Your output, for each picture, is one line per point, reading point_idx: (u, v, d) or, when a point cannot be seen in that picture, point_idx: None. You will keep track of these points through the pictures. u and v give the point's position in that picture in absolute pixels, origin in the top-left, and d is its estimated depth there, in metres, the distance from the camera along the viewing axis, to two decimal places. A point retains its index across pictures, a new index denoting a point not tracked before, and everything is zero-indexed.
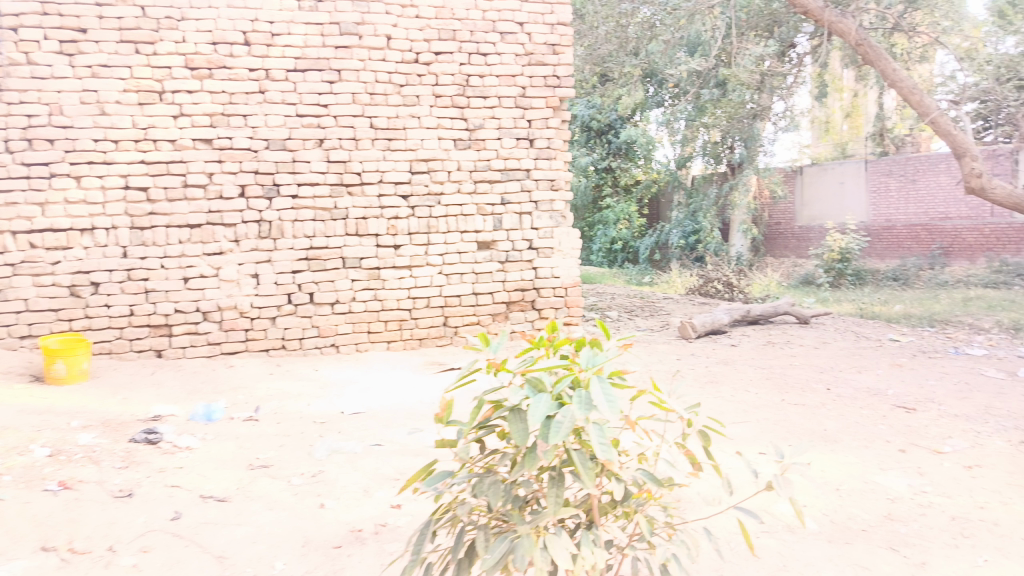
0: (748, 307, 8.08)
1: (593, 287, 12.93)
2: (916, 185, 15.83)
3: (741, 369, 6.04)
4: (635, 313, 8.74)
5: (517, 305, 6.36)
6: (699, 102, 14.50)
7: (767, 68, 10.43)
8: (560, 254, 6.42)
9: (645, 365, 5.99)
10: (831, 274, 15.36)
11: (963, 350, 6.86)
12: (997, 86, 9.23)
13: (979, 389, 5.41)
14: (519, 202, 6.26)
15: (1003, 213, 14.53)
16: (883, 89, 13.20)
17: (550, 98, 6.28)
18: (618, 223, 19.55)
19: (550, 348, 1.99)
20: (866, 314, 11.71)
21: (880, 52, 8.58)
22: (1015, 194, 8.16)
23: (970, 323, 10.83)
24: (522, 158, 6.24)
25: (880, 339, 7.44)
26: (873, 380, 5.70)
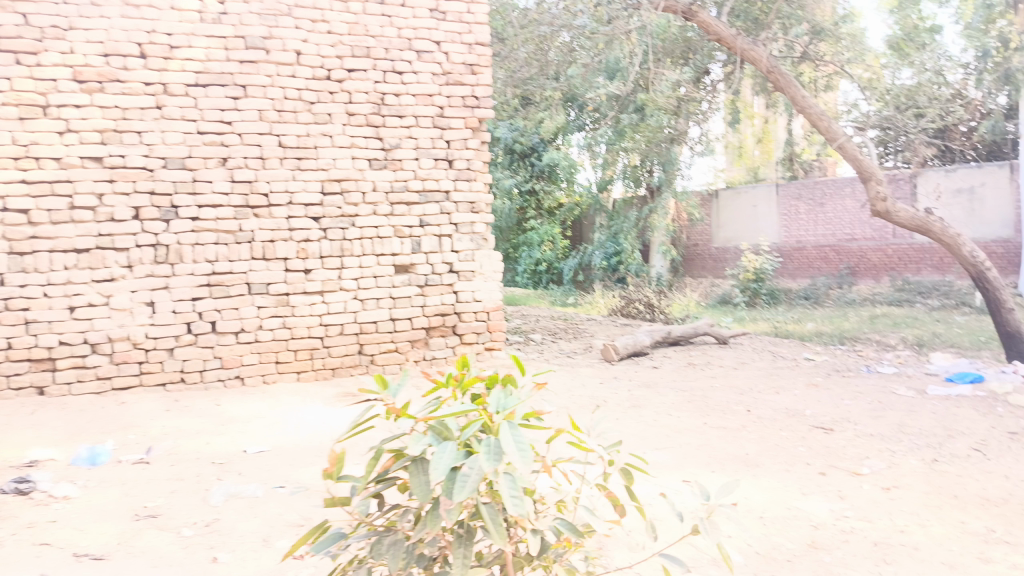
0: (669, 328, 8.10)
1: (517, 310, 12.84)
2: (824, 208, 16.46)
3: (664, 392, 5.98)
4: (558, 336, 8.65)
5: (437, 330, 6.12)
6: (619, 126, 14.72)
7: (684, 94, 10.69)
8: (481, 277, 6.24)
9: (568, 391, 5.87)
10: (746, 293, 15.77)
11: (873, 368, 7.04)
12: (897, 114, 9.70)
13: (891, 407, 5.51)
14: (439, 224, 6.06)
15: (904, 234, 15.24)
16: (791, 116, 13.72)
17: (468, 118, 6.14)
18: (542, 245, 19.90)
19: (458, 389, 1.81)
20: (781, 332, 12.03)
21: (790, 79, 8.84)
22: (917, 216, 8.49)
23: (877, 340, 11.26)
24: (441, 179, 6.05)
25: (796, 358, 7.57)
26: (792, 400, 5.73)
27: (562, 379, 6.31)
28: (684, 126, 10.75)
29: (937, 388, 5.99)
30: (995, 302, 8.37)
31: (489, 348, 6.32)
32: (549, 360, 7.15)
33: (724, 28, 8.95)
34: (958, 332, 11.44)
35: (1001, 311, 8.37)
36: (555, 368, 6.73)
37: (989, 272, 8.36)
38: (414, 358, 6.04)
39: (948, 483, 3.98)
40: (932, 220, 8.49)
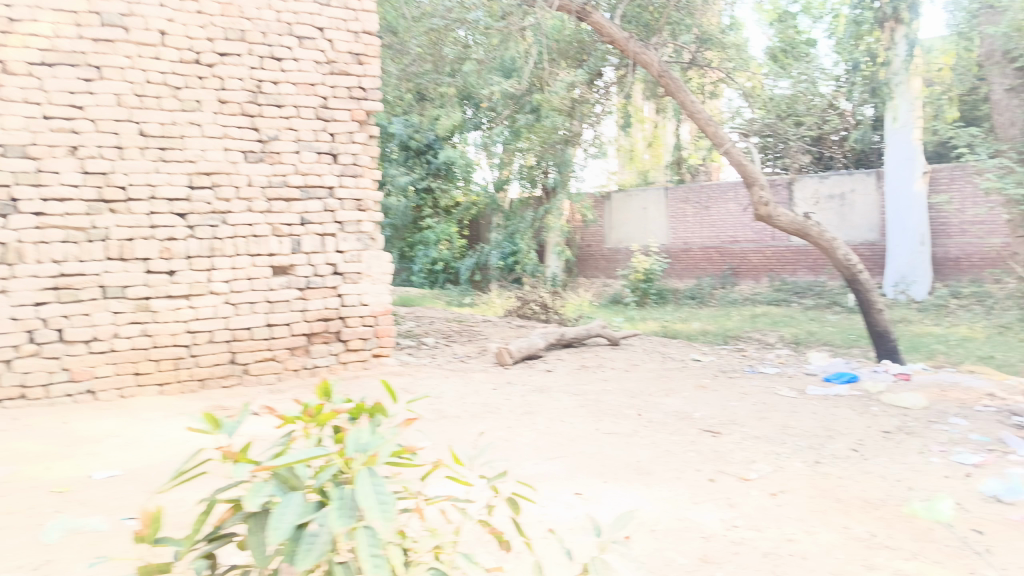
0: (563, 330, 8.03)
1: (410, 311, 12.49)
2: (709, 211, 17.04)
3: (557, 396, 5.85)
4: (451, 338, 8.41)
5: (320, 336, 5.74)
6: (514, 126, 14.66)
7: (578, 95, 10.74)
8: (368, 279, 5.91)
9: (459, 398, 5.55)
10: (637, 293, 16.08)
11: (757, 368, 7.22)
12: (778, 122, 10.08)
13: (776, 409, 5.60)
14: (322, 223, 5.68)
15: (782, 237, 15.92)
16: (679, 120, 14.06)
17: (355, 110, 5.80)
18: (439, 244, 19.51)
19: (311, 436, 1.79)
20: (669, 332, 12.29)
21: (679, 84, 8.95)
22: (796, 220, 8.77)
23: (758, 338, 11.70)
24: (325, 174, 5.67)
25: (685, 359, 7.67)
26: (682, 403, 5.73)
27: (453, 383, 6.06)
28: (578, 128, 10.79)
29: (817, 388, 6.18)
30: (866, 303, 8.81)
31: (377, 354, 6.01)
32: (440, 364, 6.89)
33: (617, 30, 8.99)
34: (831, 330, 12.07)
35: (871, 312, 8.81)
36: (446, 373, 6.48)
37: (862, 274, 8.76)
38: (294, 367, 5.64)
39: (831, 486, 4.03)
40: (810, 224, 8.79)
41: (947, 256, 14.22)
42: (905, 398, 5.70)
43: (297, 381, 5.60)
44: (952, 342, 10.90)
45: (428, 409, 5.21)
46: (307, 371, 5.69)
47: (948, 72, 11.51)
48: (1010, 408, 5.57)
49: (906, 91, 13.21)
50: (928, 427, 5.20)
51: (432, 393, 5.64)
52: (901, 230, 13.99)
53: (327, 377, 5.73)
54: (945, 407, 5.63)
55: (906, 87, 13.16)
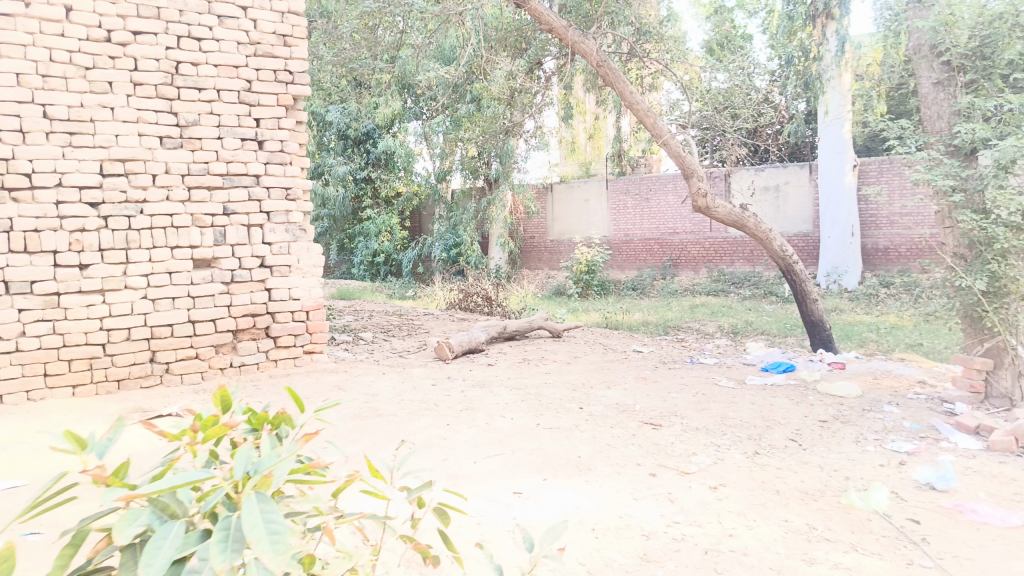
0: (504, 323, 7.90)
1: (349, 305, 12.18)
2: (649, 203, 17.16)
3: (497, 390, 5.71)
4: (389, 332, 8.18)
5: (247, 333, 5.46)
6: (456, 116, 14.48)
7: (518, 85, 10.64)
8: (298, 272, 5.65)
9: (396, 395, 5.35)
10: (580, 285, 16.10)
11: (697, 359, 7.23)
12: (716, 114, 10.18)
13: (715, 400, 5.59)
14: (247, 213, 5.40)
15: (720, 228, 16.16)
16: (620, 112, 14.11)
17: (281, 94, 5.52)
18: (380, 236, 18.99)
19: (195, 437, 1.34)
20: (611, 323, 12.31)
21: (618, 74, 8.91)
22: (734, 212, 8.83)
23: (698, 328, 11.84)
24: (250, 162, 5.39)
25: (626, 350, 7.64)
26: (623, 396, 5.67)
27: (389, 379, 5.86)
28: (519, 118, 10.67)
29: (756, 378, 6.22)
30: (801, 294, 8.95)
31: (309, 351, 5.77)
32: (377, 360, 6.67)
33: (556, 18, 8.90)
34: (768, 320, 12.30)
35: (806, 302, 8.96)
36: (382, 369, 6.26)
37: (797, 265, 8.91)
38: (219, 365, 5.35)
39: (770, 477, 4.02)
40: (747, 216, 8.87)
41: (876, 246, 14.68)
42: (840, 387, 5.78)
43: (223, 380, 5.31)
44: (883, 330, 11.24)
45: (362, 407, 5.00)
46: (234, 370, 5.41)
47: (876, 68, 11.89)
48: (938, 395, 5.70)
49: (837, 86, 13.82)
50: (862, 415, 5.29)
51: (367, 390, 5.42)
52: (832, 221, 14.35)
53: (255, 375, 5.45)
54: (878, 395, 5.73)
55: (837, 81, 13.77)
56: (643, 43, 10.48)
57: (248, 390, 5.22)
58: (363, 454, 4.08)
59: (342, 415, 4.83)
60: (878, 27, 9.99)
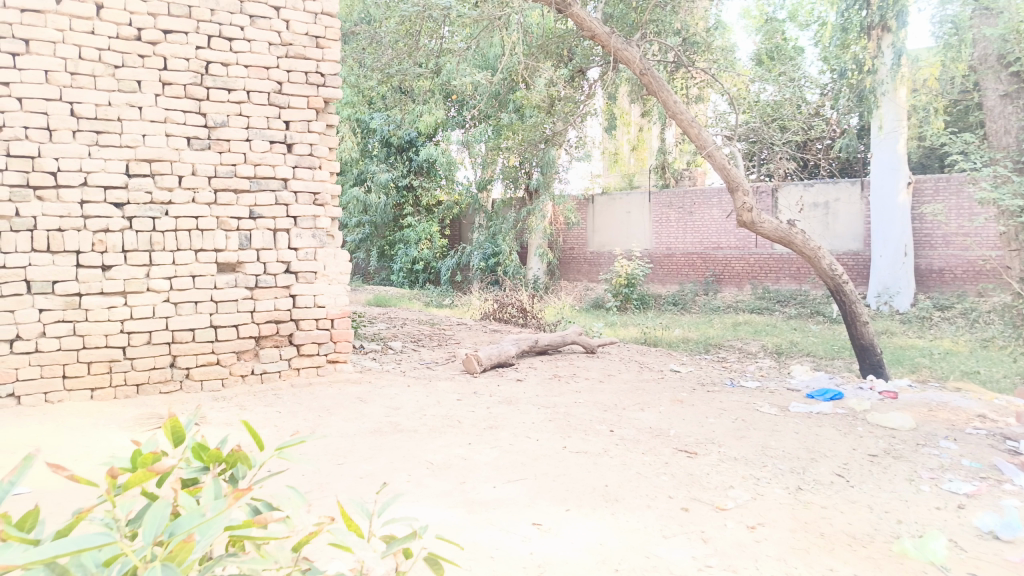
0: (536, 336, 7.65)
1: (384, 312, 12.09)
2: (692, 217, 16.75)
3: (525, 408, 5.46)
4: (419, 343, 7.99)
5: (270, 339, 5.32)
6: (499, 125, 14.40)
7: (559, 93, 10.41)
8: (324, 279, 5.50)
9: (419, 409, 5.14)
10: (618, 298, 15.78)
11: (737, 381, 6.86)
12: (764, 126, 9.82)
13: (756, 427, 5.25)
14: (273, 217, 5.27)
15: (765, 244, 15.68)
16: (665, 124, 13.83)
17: (312, 97, 5.40)
18: (420, 243, 18.93)
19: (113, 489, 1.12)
20: (649, 338, 11.95)
21: (662, 83, 8.61)
22: (781, 228, 8.44)
23: (739, 347, 11.42)
24: (278, 165, 5.27)
25: (662, 369, 7.32)
26: (657, 419, 5.37)
27: (413, 392, 5.66)
28: (560, 126, 10.43)
29: (800, 405, 5.84)
30: (850, 315, 8.50)
31: (332, 360, 5.61)
32: (404, 371, 6.48)
33: (598, 25, 8.68)
34: (814, 341, 11.82)
35: (855, 324, 8.51)
36: (408, 381, 6.06)
37: (847, 285, 8.47)
38: (240, 372, 5.22)
39: (814, 518, 3.69)
40: (795, 232, 8.47)
41: (931, 267, 14.04)
42: (893, 418, 5.38)
43: (243, 388, 5.18)
44: (936, 355, 10.68)
45: (384, 422, 4.81)
46: (255, 377, 5.27)
47: (933, 82, 11.41)
48: (1001, 431, 5.26)
49: (892, 100, 13.36)
50: (916, 450, 4.90)
51: (389, 403, 5.23)
52: (885, 240, 13.76)
53: (277, 384, 5.32)
54: (934, 428, 5.32)
55: (892, 94, 13.30)
56: (689, 53, 10.19)
57: (268, 399, 5.08)
58: (378, 474, 3.88)
59: (362, 430, 4.64)
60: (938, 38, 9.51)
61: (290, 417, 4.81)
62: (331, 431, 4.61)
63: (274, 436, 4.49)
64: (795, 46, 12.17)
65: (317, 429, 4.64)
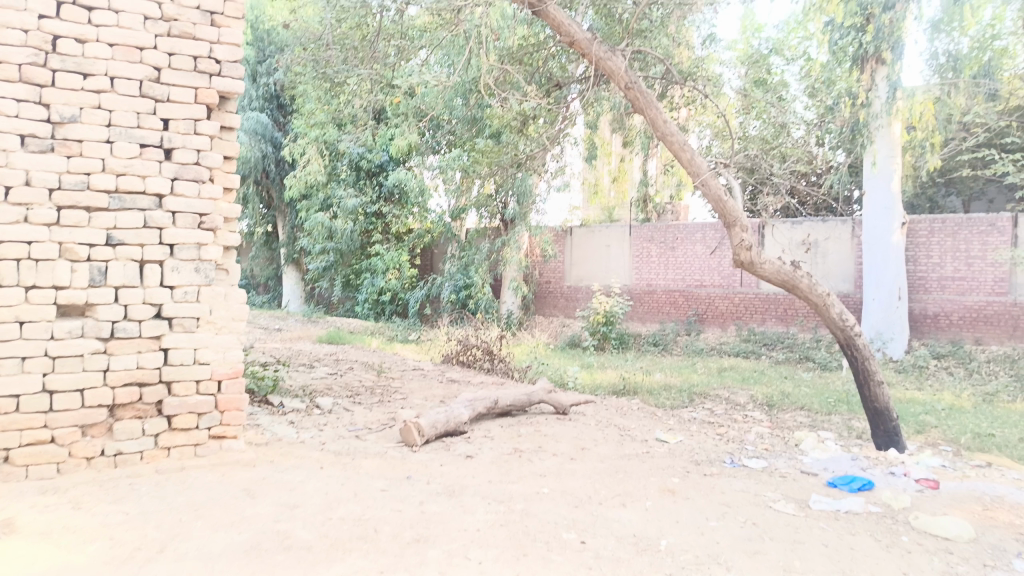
0: (496, 396, 6.34)
1: (332, 352, 10.73)
2: (675, 253, 15.63)
3: (470, 504, 4.15)
4: (357, 399, 6.65)
5: (129, 408, 3.97)
6: (473, 148, 13.26)
7: (530, 111, 9.29)
8: (209, 328, 4.18)
9: (325, 509, 3.81)
10: (596, 337, 14.63)
11: (737, 458, 5.58)
12: (763, 157, 8.76)
13: (772, 537, 3.98)
14: (140, 244, 3.95)
15: (751, 283, 14.60)
16: (647, 155, 12.83)
17: (202, 89, 4.14)
18: (387, 273, 17.62)
19: None
20: (628, 385, 10.64)
21: (650, 99, 7.43)
22: (783, 269, 7.23)
23: (727, 397, 10.26)
24: (150, 176, 3.98)
25: (646, 440, 6.05)
26: (641, 521, 4.09)
27: (325, 477, 4.33)
28: (536, 150, 9.21)
29: (823, 499, 4.58)
30: (862, 373, 7.27)
31: (217, 436, 4.24)
32: (324, 443, 5.13)
33: (577, 30, 7.54)
34: (807, 391, 10.60)
35: (868, 383, 7.30)
36: (323, 458, 4.73)
37: (859, 338, 7.24)
38: (86, 454, 3.87)
39: None
40: (800, 275, 7.25)
41: (925, 313, 12.92)
42: (946, 525, 4.14)
43: (86, 475, 3.82)
44: (942, 412, 9.49)
45: (266, 533, 3.47)
46: (106, 460, 3.92)
47: (929, 118, 11.09)
48: None
49: (885, 134, 12.21)
50: None
51: (286, 498, 3.89)
52: (877, 282, 12.61)
53: (136, 470, 3.95)
54: (1001, 539, 4.07)
55: (885, 129, 12.05)
56: (671, 89, 9.16)
57: (117, 494, 3.72)
58: None
59: (233, 550, 3.29)
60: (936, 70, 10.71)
61: (137, 526, 3.46)
62: (189, 550, 3.27)
63: (101, 557, 3.14)
64: (784, 80, 11.16)
65: (171, 546, 3.30)
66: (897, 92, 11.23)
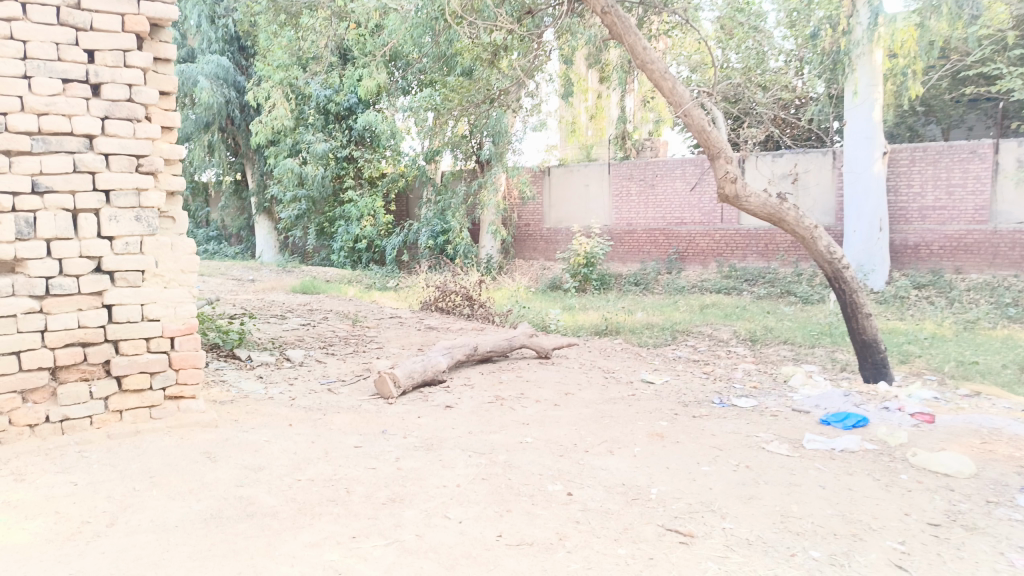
0: (475, 342, 6.07)
1: (305, 303, 10.41)
2: (655, 190, 15.29)
3: (449, 457, 3.91)
4: (329, 350, 6.36)
5: (73, 371, 3.63)
6: (444, 83, 12.66)
7: (501, 40, 8.71)
8: (156, 281, 3.84)
9: (293, 471, 3.56)
10: (577, 278, 14.41)
11: (726, 398, 5.39)
12: (746, 86, 8.38)
13: (767, 480, 3.79)
14: (71, 192, 3.55)
15: (732, 219, 14.36)
16: (626, 89, 12.37)
17: (129, 16, 3.68)
18: (362, 220, 17.12)
19: None
20: (610, 325, 10.42)
21: (629, 25, 6.98)
22: (769, 202, 6.95)
23: (710, 334, 10.12)
24: (76, 115, 3.55)
25: (631, 382, 5.84)
26: (629, 468, 3.88)
27: (293, 436, 4.05)
28: (508, 85, 8.73)
29: (817, 438, 4.40)
30: (850, 306, 7.08)
31: (173, 396, 3.94)
32: (293, 398, 4.85)
33: None
34: (789, 325, 10.47)
35: (855, 316, 7.12)
36: (292, 415, 4.45)
37: (846, 271, 7.03)
38: (28, 421, 3.53)
39: None
40: (786, 208, 6.97)
41: (906, 243, 12.75)
42: (946, 461, 3.98)
43: (30, 445, 3.49)
44: (924, 341, 9.42)
45: (228, 500, 3.20)
46: (51, 427, 3.59)
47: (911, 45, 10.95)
48: None
49: (868, 63, 11.69)
50: (988, 513, 3.48)
51: (251, 460, 3.63)
52: (858, 213, 12.39)
53: (85, 436, 3.64)
54: (1002, 473, 3.92)
55: (867, 57, 11.61)
56: (650, 16, 8.69)
57: (64, 463, 3.42)
58: None
59: (192, 519, 3.03)
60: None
61: (86, 497, 3.16)
62: (143, 522, 2.99)
63: (45, 532, 2.86)
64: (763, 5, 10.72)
65: (123, 518, 3.01)
66: (879, 18, 10.92)
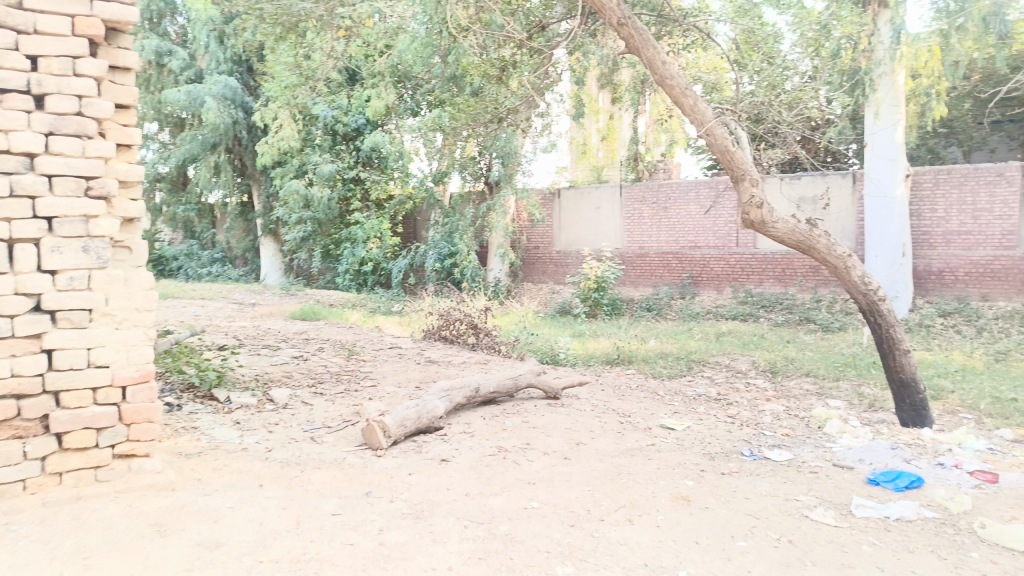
0: (477, 383, 5.53)
1: (301, 330, 9.87)
2: (668, 213, 14.76)
3: (441, 529, 3.35)
4: (318, 389, 5.83)
5: (4, 427, 3.12)
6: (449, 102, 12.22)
7: (510, 55, 8.19)
8: (106, 322, 3.34)
9: (256, 549, 3.01)
10: (587, 304, 13.89)
11: (757, 450, 4.81)
12: (769, 106, 7.87)
13: (817, 560, 3.21)
14: (7, 219, 3.07)
15: (748, 243, 13.80)
16: (638, 110, 11.89)
17: (80, 17, 3.22)
18: (368, 242, 16.63)
19: None
20: (622, 354, 9.84)
21: (646, 37, 6.48)
22: (799, 228, 6.40)
23: (727, 364, 9.53)
24: (15, 130, 3.08)
25: (649, 428, 5.27)
26: (650, 544, 3.31)
27: (263, 500, 3.51)
28: (518, 103, 8.20)
29: (867, 504, 3.82)
30: (887, 342, 6.50)
31: (125, 455, 3.42)
32: (270, 449, 4.32)
33: None
34: (812, 356, 9.86)
35: (892, 353, 6.53)
36: (265, 472, 3.91)
37: (882, 303, 6.45)
38: None
39: None
40: (817, 235, 6.42)
41: (929, 269, 12.16)
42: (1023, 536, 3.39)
43: None
44: (956, 374, 8.79)
45: None
46: None
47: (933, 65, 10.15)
48: None
49: (889, 83, 11.18)
50: None
51: (209, 535, 3.09)
52: (880, 240, 11.82)
53: (16, 505, 3.11)
54: None
55: (888, 76, 11.08)
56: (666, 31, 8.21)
57: None
58: None
59: None
60: (934, 15, 9.71)
61: None
62: None
63: None
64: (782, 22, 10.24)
65: None
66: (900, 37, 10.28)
